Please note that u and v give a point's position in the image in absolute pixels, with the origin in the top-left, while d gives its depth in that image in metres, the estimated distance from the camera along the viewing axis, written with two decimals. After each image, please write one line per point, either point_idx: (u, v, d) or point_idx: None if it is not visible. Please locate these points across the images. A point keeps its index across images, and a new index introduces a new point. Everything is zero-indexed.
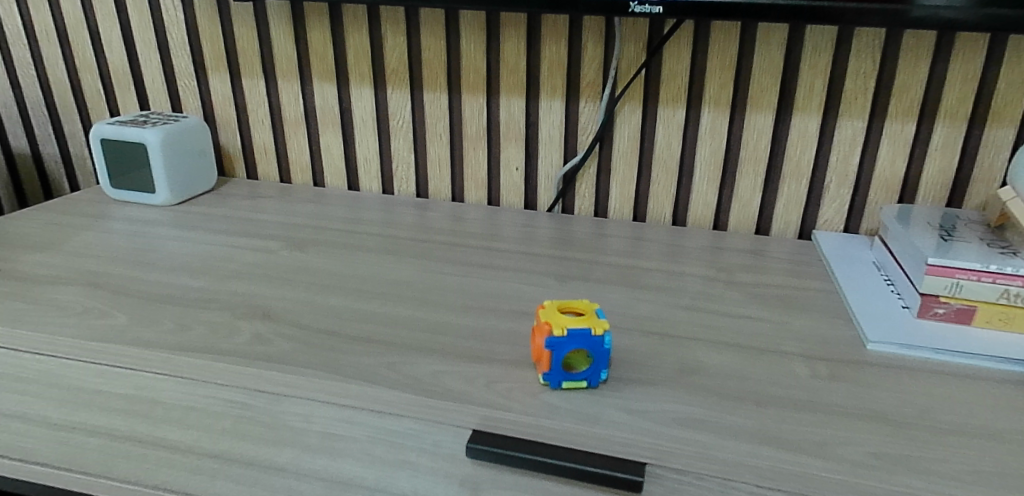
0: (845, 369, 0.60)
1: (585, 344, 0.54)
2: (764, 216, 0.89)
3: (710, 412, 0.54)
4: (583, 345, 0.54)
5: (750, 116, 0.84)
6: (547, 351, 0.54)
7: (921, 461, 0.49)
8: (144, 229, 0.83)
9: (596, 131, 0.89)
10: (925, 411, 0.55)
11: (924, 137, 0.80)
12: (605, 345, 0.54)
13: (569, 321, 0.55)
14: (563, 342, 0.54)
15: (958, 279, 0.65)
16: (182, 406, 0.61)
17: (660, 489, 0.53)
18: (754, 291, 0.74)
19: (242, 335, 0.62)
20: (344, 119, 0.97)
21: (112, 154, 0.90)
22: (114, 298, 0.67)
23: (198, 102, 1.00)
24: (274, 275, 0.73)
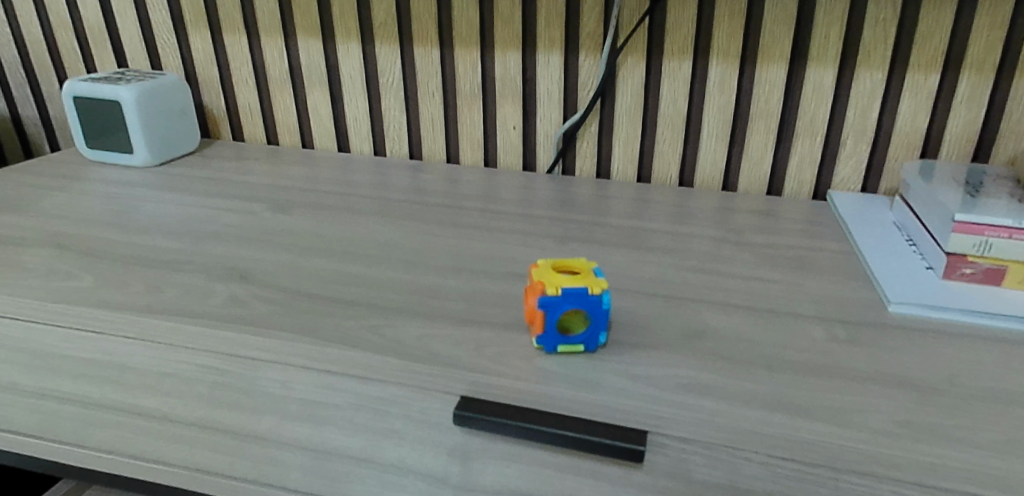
0: (864, 332, 0.56)
1: (578, 304, 0.50)
2: (776, 176, 0.84)
3: (718, 378, 0.50)
4: (577, 306, 0.50)
5: (761, 69, 0.79)
6: (540, 312, 0.50)
7: (950, 429, 0.45)
8: (121, 191, 0.79)
9: (596, 86, 0.84)
10: (952, 376, 0.50)
11: (948, 89, 0.75)
12: (602, 306, 0.50)
13: (562, 279, 0.51)
14: (556, 303, 0.49)
15: (987, 237, 0.60)
16: (154, 373, 0.57)
17: (665, 460, 0.48)
18: (765, 252, 0.69)
19: (217, 297, 0.58)
20: (332, 78, 0.92)
21: (88, 113, 0.86)
22: (82, 260, 0.63)
23: (179, 61, 0.95)
24: (255, 237, 0.69)
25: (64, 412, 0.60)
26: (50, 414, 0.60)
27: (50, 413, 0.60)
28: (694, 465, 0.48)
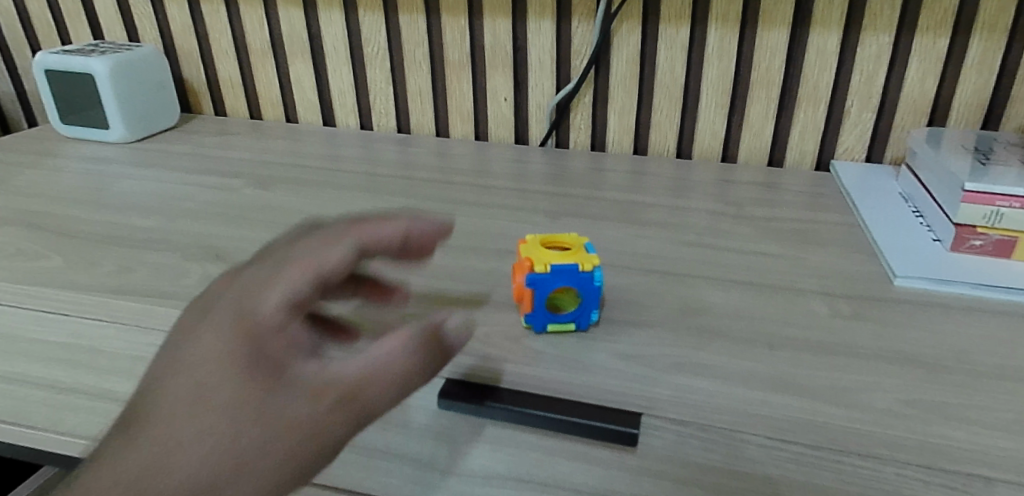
0: (870, 307, 0.53)
1: (568, 282, 0.47)
2: (777, 146, 0.81)
3: (715, 357, 0.47)
4: (568, 284, 0.47)
5: (762, 34, 0.75)
6: (529, 290, 0.47)
7: (960, 409, 0.43)
8: (97, 167, 0.76)
9: (590, 53, 0.80)
10: (961, 352, 0.48)
11: (958, 52, 0.71)
12: (593, 283, 0.48)
13: (551, 255, 0.48)
14: (545, 282, 0.47)
15: (998, 207, 0.57)
16: (127, 357, 0.54)
17: (664, 442, 0.45)
18: (765, 225, 0.67)
19: (191, 277, 0.56)
20: (315, 48, 0.88)
21: (61, 87, 0.82)
22: (52, 239, 0.61)
23: (157, 32, 0.92)
24: (234, 214, 0.67)
25: (34, 397, 0.57)
26: (19, 400, 0.57)
27: (17, 399, 0.57)
28: (692, 447, 0.45)
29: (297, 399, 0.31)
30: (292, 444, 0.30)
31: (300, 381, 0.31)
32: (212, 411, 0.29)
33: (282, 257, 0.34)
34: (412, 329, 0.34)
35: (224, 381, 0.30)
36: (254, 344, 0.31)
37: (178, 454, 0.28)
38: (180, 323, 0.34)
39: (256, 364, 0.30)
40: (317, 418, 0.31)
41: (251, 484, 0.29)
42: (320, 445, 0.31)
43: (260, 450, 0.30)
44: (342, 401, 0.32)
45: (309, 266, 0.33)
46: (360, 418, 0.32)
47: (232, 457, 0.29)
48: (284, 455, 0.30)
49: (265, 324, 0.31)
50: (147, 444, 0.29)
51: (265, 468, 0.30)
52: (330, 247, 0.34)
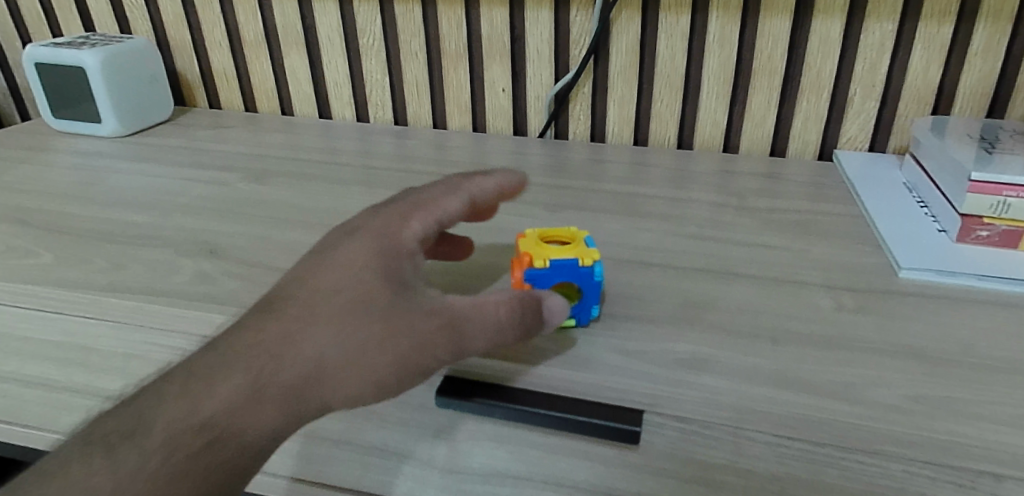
0: (875, 300, 0.52)
1: (567, 277, 0.47)
2: (779, 136, 0.80)
3: (717, 353, 0.47)
4: (567, 279, 0.47)
5: (764, 22, 0.74)
6: (528, 285, 0.47)
7: (967, 404, 0.42)
8: (89, 162, 0.75)
9: (589, 43, 0.79)
10: (969, 346, 0.47)
11: (963, 39, 0.70)
12: (593, 278, 0.47)
13: (551, 250, 0.47)
14: (543, 278, 0.46)
15: (1006, 197, 0.56)
16: (120, 354, 0.51)
17: (664, 441, 0.44)
18: (767, 216, 0.66)
19: (184, 273, 0.55)
20: (309, 39, 0.87)
21: (53, 81, 0.81)
22: (44, 236, 0.60)
23: (149, 24, 0.91)
24: (228, 209, 0.66)
25: None
26: None
27: None
28: (696, 446, 0.43)
29: (412, 312, 0.39)
30: (401, 348, 0.38)
31: (419, 294, 0.40)
32: (348, 301, 0.39)
33: (415, 200, 0.45)
34: (521, 292, 0.42)
35: (362, 283, 0.40)
36: (387, 259, 0.41)
37: (321, 324, 0.38)
38: (327, 241, 0.44)
39: (386, 273, 0.40)
40: (423, 336, 0.39)
41: (383, 361, 0.38)
42: (421, 357, 0.39)
43: (375, 341, 0.38)
44: (446, 323, 0.39)
45: (435, 211, 0.44)
46: (462, 345, 0.39)
47: (355, 340, 0.38)
48: (392, 355, 0.38)
49: (398, 247, 0.42)
50: (299, 312, 0.39)
51: (377, 359, 0.38)
52: (450, 196, 0.45)
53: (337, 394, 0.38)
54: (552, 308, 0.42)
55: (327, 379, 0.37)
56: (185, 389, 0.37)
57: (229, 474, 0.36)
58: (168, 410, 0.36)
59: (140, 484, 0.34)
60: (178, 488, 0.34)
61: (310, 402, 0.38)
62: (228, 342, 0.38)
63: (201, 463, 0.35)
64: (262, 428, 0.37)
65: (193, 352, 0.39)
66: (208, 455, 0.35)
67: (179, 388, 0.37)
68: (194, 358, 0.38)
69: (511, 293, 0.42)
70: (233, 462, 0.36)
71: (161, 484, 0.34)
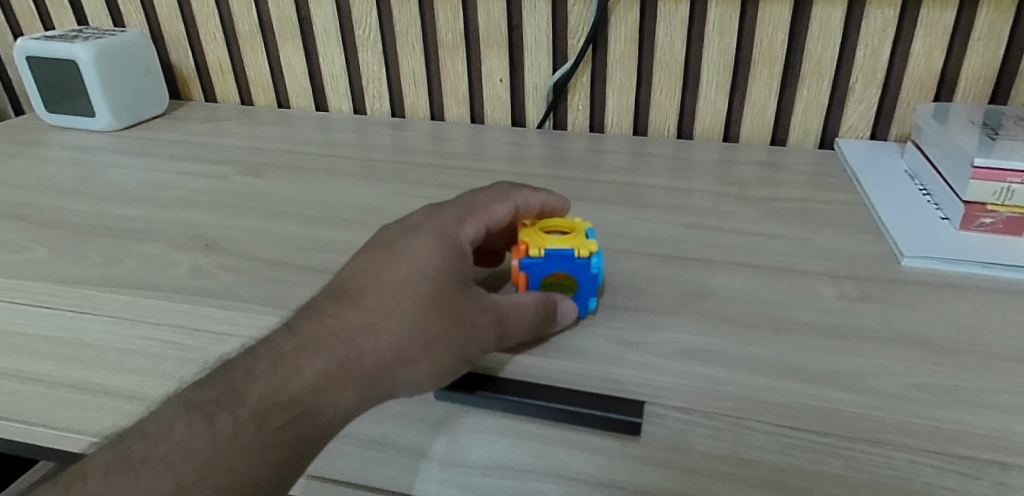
0: (879, 289, 0.52)
1: (561, 268, 0.47)
2: (780, 124, 0.79)
3: (719, 343, 0.46)
4: (561, 270, 0.47)
5: (764, 9, 0.73)
6: (522, 274, 0.47)
7: (973, 393, 0.42)
8: (83, 156, 0.75)
9: (587, 32, 0.78)
10: (974, 334, 0.46)
11: (965, 25, 0.69)
12: (587, 270, 0.46)
13: (547, 238, 0.47)
14: (536, 267, 0.47)
15: (1009, 184, 0.55)
16: (113, 348, 0.50)
17: (666, 432, 0.43)
18: (768, 205, 0.65)
19: (179, 268, 0.54)
20: (304, 30, 0.86)
21: (46, 74, 0.81)
22: (37, 231, 0.60)
23: (143, 17, 0.90)
24: (224, 202, 0.65)
25: None
26: None
27: None
28: (696, 436, 0.43)
29: (474, 310, 0.42)
30: (462, 340, 0.41)
31: (479, 293, 0.43)
32: (422, 294, 0.41)
33: (466, 202, 0.47)
34: (541, 294, 0.45)
35: (432, 278, 0.41)
36: (453, 257, 0.43)
37: (397, 316, 0.40)
38: (387, 232, 0.45)
39: (453, 270, 0.42)
40: (480, 330, 0.42)
41: (448, 354, 0.41)
42: (474, 349, 0.42)
43: (444, 333, 0.41)
44: (495, 320, 0.43)
45: (486, 216, 0.47)
46: (504, 339, 0.44)
47: (427, 332, 0.40)
48: (456, 347, 0.41)
49: (461, 246, 0.44)
50: (375, 304, 0.40)
51: (443, 350, 0.41)
52: (499, 203, 0.48)
53: (406, 381, 0.40)
54: (566, 312, 0.46)
55: (400, 367, 0.40)
56: (273, 367, 0.38)
57: (312, 447, 0.38)
58: (258, 384, 0.37)
59: (236, 450, 0.35)
60: (268, 459, 0.36)
61: (384, 387, 0.40)
62: (307, 325, 0.40)
63: (290, 437, 0.37)
64: (343, 408, 0.39)
65: (272, 331, 0.40)
66: (296, 429, 0.37)
67: (268, 365, 0.38)
68: (275, 337, 0.40)
69: (536, 294, 0.45)
70: (312, 439, 0.38)
71: (255, 454, 0.36)
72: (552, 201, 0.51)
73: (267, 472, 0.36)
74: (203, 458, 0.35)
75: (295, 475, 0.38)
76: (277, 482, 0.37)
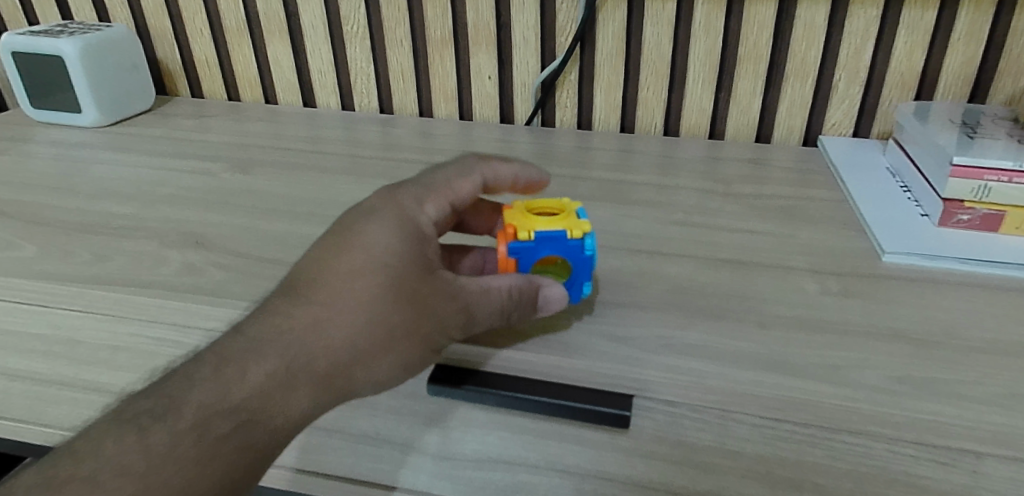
0: (860, 284, 0.53)
1: (554, 251, 0.46)
2: (765, 121, 0.80)
3: (706, 337, 0.47)
4: (554, 253, 0.46)
5: (750, 8, 0.74)
6: (513, 258, 0.46)
7: (951, 384, 0.43)
8: (69, 152, 0.74)
9: (575, 30, 0.79)
10: (951, 327, 0.48)
11: (946, 25, 0.71)
12: (582, 252, 0.46)
13: (537, 222, 0.47)
14: (527, 252, 0.46)
15: (986, 181, 0.57)
16: (107, 346, 0.52)
17: (653, 425, 0.45)
18: (754, 202, 0.66)
19: (170, 264, 0.54)
20: (292, 27, 0.86)
21: (30, 69, 0.80)
22: (23, 228, 0.59)
23: (128, 11, 0.89)
24: (213, 199, 0.65)
25: (14, 391, 0.53)
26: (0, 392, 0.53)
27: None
28: (683, 428, 0.45)
29: (438, 299, 0.42)
30: (423, 331, 0.41)
31: (443, 280, 0.42)
32: (376, 288, 0.39)
33: (429, 179, 0.46)
34: (521, 280, 0.44)
35: (388, 271, 0.40)
36: (415, 241, 0.42)
37: (353, 312, 0.39)
38: (344, 218, 0.43)
39: (414, 259, 0.41)
40: (442, 319, 0.42)
41: (408, 345, 0.41)
42: (437, 337, 0.43)
43: (404, 325, 0.40)
44: (461, 308, 0.42)
45: (451, 193, 0.46)
46: (470, 326, 0.44)
47: (386, 325, 0.40)
48: (416, 338, 0.41)
49: (422, 230, 0.43)
50: (329, 300, 0.39)
51: (403, 342, 0.41)
52: (464, 179, 0.46)
53: (365, 377, 0.40)
54: (550, 299, 0.45)
55: (359, 362, 0.40)
56: (216, 373, 0.37)
57: (263, 452, 0.38)
58: (199, 392, 0.36)
59: (175, 463, 0.35)
60: (213, 467, 0.36)
61: (341, 383, 0.40)
62: (256, 325, 0.39)
63: (235, 443, 0.37)
64: (296, 408, 0.38)
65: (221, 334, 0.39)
66: (246, 436, 0.37)
67: (211, 371, 0.37)
68: (222, 341, 0.39)
69: (513, 279, 0.44)
70: (261, 443, 0.38)
71: (196, 464, 0.35)
72: (530, 171, 0.50)
73: (213, 480, 0.36)
74: (139, 472, 0.34)
75: (245, 479, 0.38)
76: (223, 488, 0.37)
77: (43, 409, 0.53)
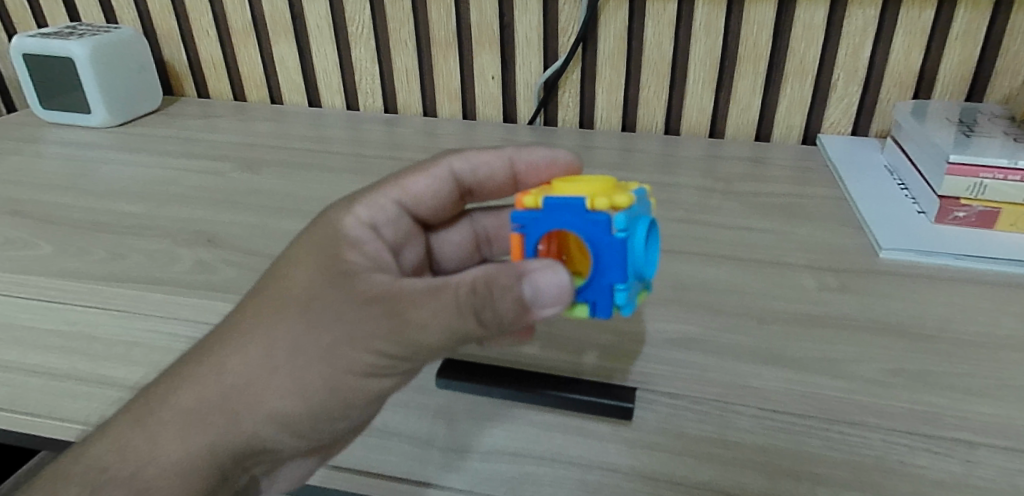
0: (857, 280, 0.54)
1: (568, 225, 0.37)
2: (764, 120, 0.81)
3: (707, 332, 0.48)
4: (567, 228, 0.37)
5: (749, 8, 0.75)
6: (519, 229, 0.39)
7: (945, 377, 0.44)
8: (79, 152, 0.76)
9: (577, 31, 0.80)
10: (946, 322, 0.49)
11: (943, 24, 0.72)
12: (604, 230, 0.36)
13: (559, 189, 0.39)
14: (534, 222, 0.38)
15: (982, 179, 0.58)
16: (123, 342, 0.53)
17: (655, 417, 0.46)
18: (753, 199, 0.67)
19: (183, 262, 0.56)
20: (297, 28, 0.87)
21: (40, 71, 0.81)
22: (38, 227, 0.61)
23: (134, 12, 0.90)
24: (222, 198, 0.66)
25: (33, 385, 0.54)
26: (18, 385, 0.54)
27: (17, 385, 0.54)
28: (685, 420, 0.46)
29: (348, 307, 0.37)
30: (332, 344, 0.37)
31: (359, 286, 0.37)
32: (267, 310, 0.39)
33: (383, 180, 0.46)
34: (488, 268, 0.35)
35: (283, 288, 0.39)
36: (326, 247, 0.40)
37: (247, 336, 0.39)
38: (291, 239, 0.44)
39: (318, 268, 0.39)
40: (350, 331, 0.37)
41: (313, 363, 0.37)
42: (351, 354, 0.37)
43: (301, 343, 0.37)
44: (386, 311, 0.36)
45: (400, 190, 0.45)
46: (406, 335, 0.36)
47: (267, 345, 0.38)
48: (321, 354, 0.37)
49: (342, 233, 0.40)
50: (233, 328, 0.40)
51: (305, 362, 0.37)
52: (414, 174, 0.46)
53: (270, 403, 0.38)
54: (540, 288, 0.34)
55: (257, 387, 0.38)
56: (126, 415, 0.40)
57: (169, 489, 0.39)
58: (109, 436, 0.40)
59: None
60: None
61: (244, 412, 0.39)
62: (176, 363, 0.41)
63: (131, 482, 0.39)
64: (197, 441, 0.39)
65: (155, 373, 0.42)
66: (110, 492, 0.39)
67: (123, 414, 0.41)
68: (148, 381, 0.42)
69: (483, 269, 0.35)
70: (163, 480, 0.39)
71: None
72: (524, 152, 0.49)
73: None
74: None
75: None
76: None
77: (58, 403, 0.54)
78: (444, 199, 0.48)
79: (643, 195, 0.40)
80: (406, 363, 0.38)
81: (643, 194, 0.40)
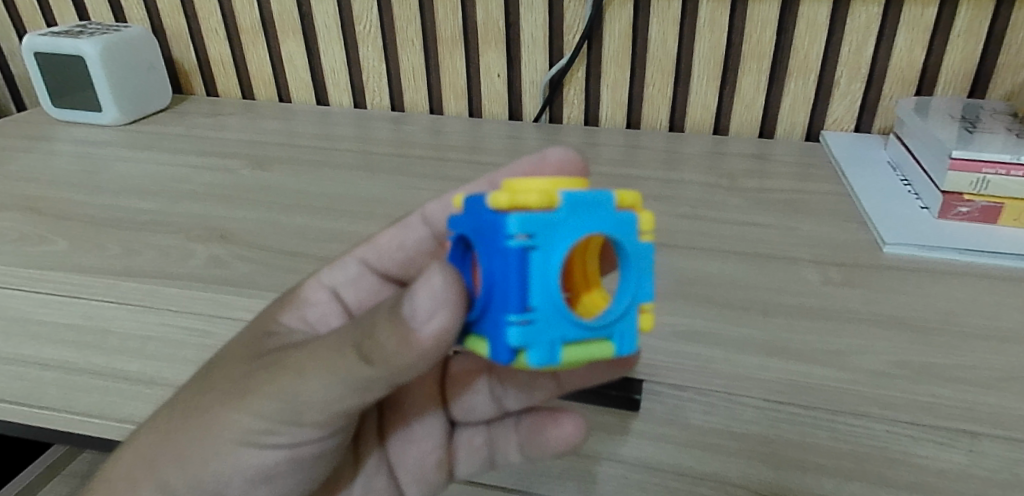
0: (860, 274, 0.55)
1: (478, 229, 0.27)
2: (769, 117, 0.82)
3: (713, 324, 0.49)
4: (476, 232, 0.27)
5: (753, 6, 0.75)
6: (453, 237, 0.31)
7: (947, 368, 0.45)
8: (91, 150, 0.77)
9: (583, 28, 0.80)
10: (948, 315, 0.50)
11: (946, 21, 0.72)
12: (501, 234, 0.25)
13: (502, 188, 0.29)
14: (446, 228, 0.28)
15: (985, 174, 0.59)
16: (137, 336, 0.55)
17: (662, 408, 0.47)
18: (757, 196, 0.68)
19: (197, 258, 0.56)
20: (305, 27, 0.88)
21: (52, 70, 0.82)
22: (53, 222, 0.62)
23: (144, 12, 0.91)
24: (233, 195, 0.67)
25: (49, 378, 0.59)
26: (35, 381, 0.59)
27: (34, 380, 0.59)
28: (692, 411, 0.47)
29: (241, 368, 0.34)
30: (218, 407, 0.33)
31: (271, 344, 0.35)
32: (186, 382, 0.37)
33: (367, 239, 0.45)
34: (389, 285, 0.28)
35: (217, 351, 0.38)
36: (283, 307, 0.41)
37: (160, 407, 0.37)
38: None
39: (258, 327, 0.38)
40: (234, 389, 0.33)
41: (200, 428, 0.34)
42: (234, 414, 0.33)
43: (195, 408, 0.35)
44: (269, 366, 0.32)
45: (367, 248, 0.43)
46: (280, 388, 0.30)
47: (167, 420, 0.35)
48: (209, 417, 0.34)
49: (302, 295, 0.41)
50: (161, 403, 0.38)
51: (196, 429, 0.34)
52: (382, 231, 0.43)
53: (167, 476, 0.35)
54: (415, 305, 0.26)
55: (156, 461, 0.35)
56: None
57: None
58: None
59: None
60: None
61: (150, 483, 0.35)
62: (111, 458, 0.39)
63: None
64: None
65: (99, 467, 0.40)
66: None
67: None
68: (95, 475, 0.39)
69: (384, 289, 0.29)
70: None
71: None
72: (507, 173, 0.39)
73: None
74: None
75: None
76: None
77: (74, 396, 0.59)
78: (424, 247, 0.43)
79: (611, 202, 0.27)
80: (291, 430, 0.32)
81: (612, 196, 0.27)
